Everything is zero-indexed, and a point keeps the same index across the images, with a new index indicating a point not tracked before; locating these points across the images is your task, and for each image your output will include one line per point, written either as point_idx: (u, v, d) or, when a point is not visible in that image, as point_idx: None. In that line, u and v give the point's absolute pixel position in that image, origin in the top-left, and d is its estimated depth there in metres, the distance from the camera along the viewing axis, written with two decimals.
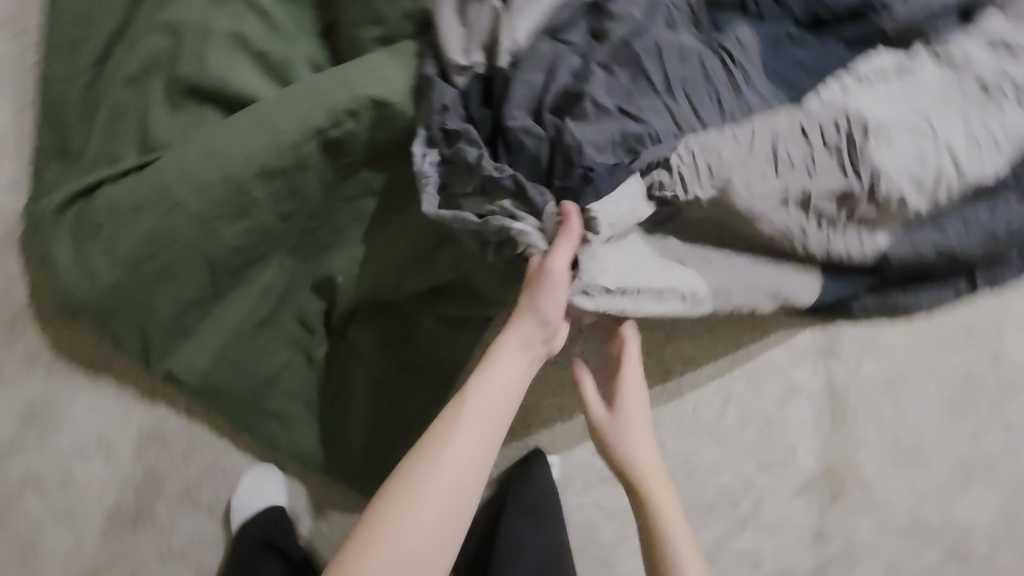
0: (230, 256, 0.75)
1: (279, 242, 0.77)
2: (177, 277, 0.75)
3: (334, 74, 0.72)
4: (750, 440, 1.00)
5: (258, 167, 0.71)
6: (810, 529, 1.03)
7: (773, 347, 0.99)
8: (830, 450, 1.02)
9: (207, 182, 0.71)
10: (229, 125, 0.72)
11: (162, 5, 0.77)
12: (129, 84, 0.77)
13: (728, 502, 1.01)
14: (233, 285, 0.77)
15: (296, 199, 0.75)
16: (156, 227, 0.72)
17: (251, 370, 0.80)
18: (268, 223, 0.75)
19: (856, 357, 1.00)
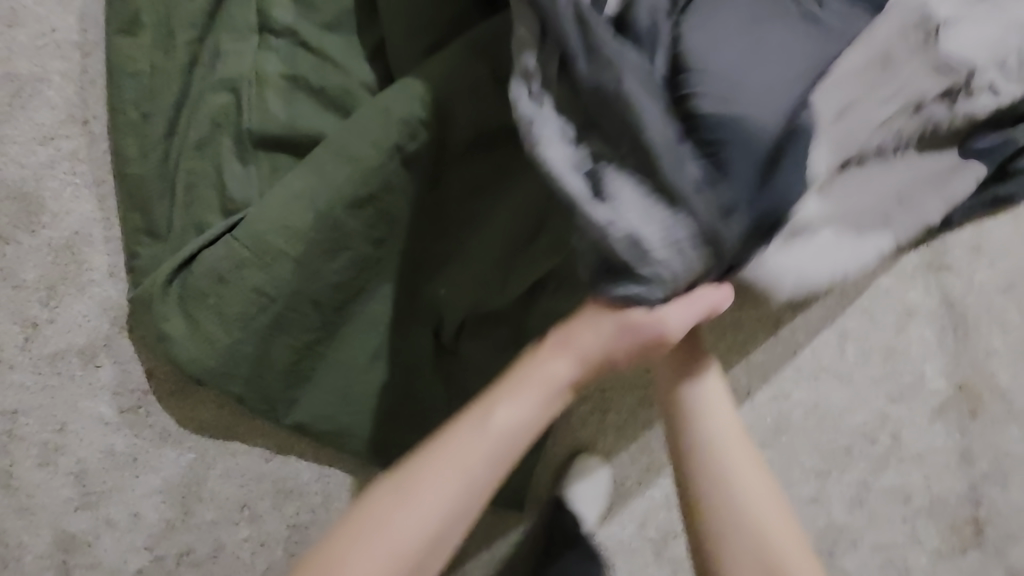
0: (334, 295, 0.73)
1: (378, 271, 0.74)
2: (289, 326, 0.74)
3: (400, 87, 0.70)
4: (876, 374, 0.96)
5: (347, 200, 0.70)
6: (955, 452, 0.98)
7: (880, 274, 0.96)
8: (961, 366, 0.97)
9: (301, 225, 0.71)
10: (310, 165, 0.71)
11: (216, 64, 0.77)
12: (202, 147, 0.76)
13: (866, 441, 0.97)
14: (341, 324, 0.76)
15: (387, 224, 0.72)
16: (261, 281, 0.71)
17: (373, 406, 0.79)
18: (365, 253, 0.73)
19: (968, 266, 0.96)
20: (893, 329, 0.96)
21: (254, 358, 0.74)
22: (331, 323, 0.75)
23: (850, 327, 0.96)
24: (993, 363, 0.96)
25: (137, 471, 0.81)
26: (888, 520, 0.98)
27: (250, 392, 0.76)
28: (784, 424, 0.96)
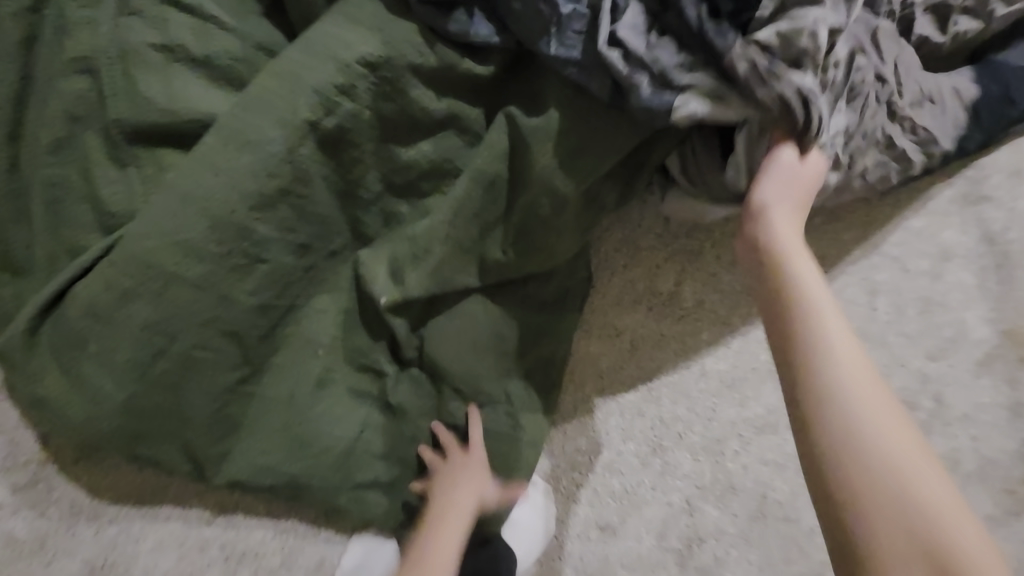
0: (256, 316, 0.58)
1: (306, 279, 0.61)
2: (204, 364, 0.58)
3: (303, 45, 0.54)
4: (913, 330, 0.84)
5: (252, 198, 0.55)
6: (1006, 408, 0.87)
7: (907, 215, 0.83)
8: (1007, 310, 0.85)
9: (194, 236, 0.54)
10: (196, 156, 0.54)
11: (61, 37, 0.59)
12: (60, 149, 0.59)
13: (908, 407, 0.85)
14: (273, 350, 0.61)
15: (311, 221, 0.59)
16: (153, 313, 0.55)
17: (321, 447, 0.64)
18: (287, 261, 0.58)
19: (1008, 194, 0.83)
20: (928, 276, 0.83)
21: (168, 412, 0.59)
22: (259, 357, 0.61)
23: (881, 280, 0.82)
24: None
25: (47, 557, 0.66)
26: None
27: (171, 453, 0.61)
28: None
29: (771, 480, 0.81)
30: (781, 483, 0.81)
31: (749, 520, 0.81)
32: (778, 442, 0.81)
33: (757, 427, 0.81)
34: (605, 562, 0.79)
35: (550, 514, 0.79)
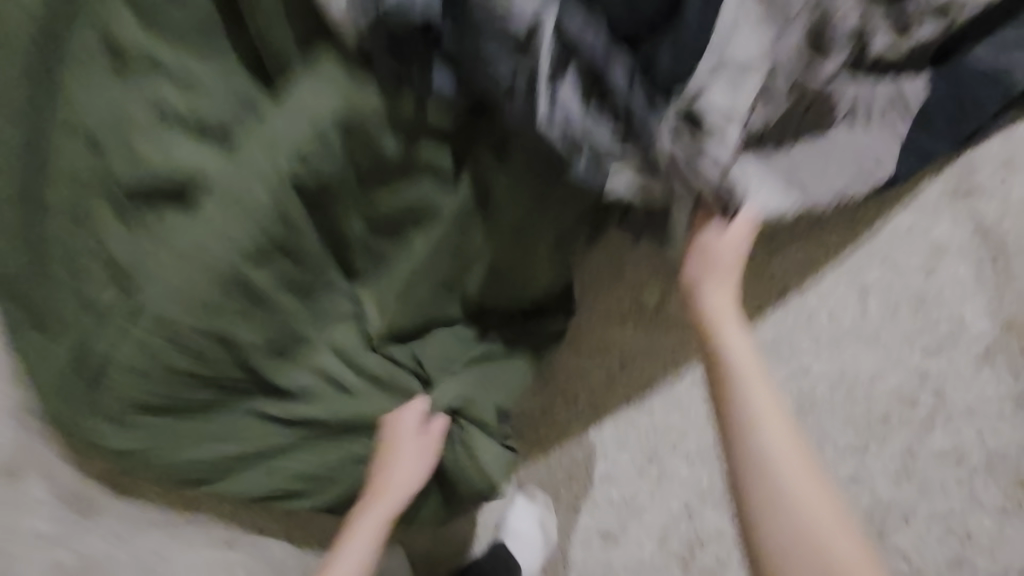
0: (270, 352, 0.66)
1: (311, 313, 0.66)
2: (227, 395, 0.68)
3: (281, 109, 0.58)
4: (908, 327, 0.84)
5: (250, 249, 0.59)
6: (1009, 398, 0.87)
7: (897, 212, 0.82)
8: (1006, 301, 0.84)
9: (204, 283, 0.59)
10: (196, 216, 0.59)
11: (65, 104, 0.64)
12: (72, 214, 0.65)
13: (907, 403, 0.85)
14: (287, 386, 0.68)
15: (307, 267, 0.64)
16: (178, 352, 0.62)
17: (337, 462, 0.70)
18: (294, 301, 0.64)
19: (1000, 183, 0.81)
20: (921, 272, 0.82)
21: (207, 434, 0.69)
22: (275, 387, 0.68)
23: (874, 279, 0.82)
24: None
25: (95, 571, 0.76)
26: (942, 485, 0.88)
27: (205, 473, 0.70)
28: (813, 402, 0.83)
29: None
30: None
31: None
32: None
33: None
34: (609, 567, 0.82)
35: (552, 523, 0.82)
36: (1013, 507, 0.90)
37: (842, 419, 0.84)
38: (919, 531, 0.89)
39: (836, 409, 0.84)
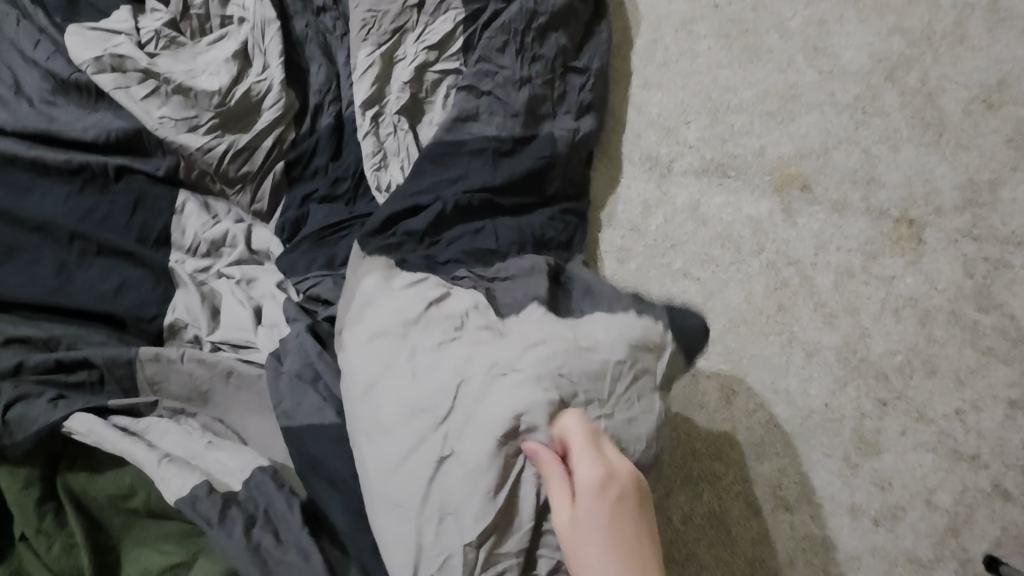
0: (113, 487, 0.75)
1: (93, 480, 0.76)
2: (102, 503, 0.75)
3: (108, 502, 0.75)
4: (728, 254, 1.10)
5: (98, 498, 0.75)
6: (832, 207, 1.11)
7: (650, 219, 1.12)
8: (761, 172, 1.13)
9: (79, 529, 0.73)
10: (58, 528, 0.73)
11: None
12: None
13: (783, 286, 1.09)
14: (99, 482, 0.76)
15: (109, 498, 0.75)
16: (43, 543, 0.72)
17: (120, 490, 0.75)
18: (96, 480, 0.76)
19: (675, 140, 1.15)
20: (697, 224, 1.11)
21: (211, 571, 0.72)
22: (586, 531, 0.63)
23: (685, 259, 1.10)
24: (774, 146, 1.13)
25: None
26: (859, 295, 1.09)
27: (130, 495, 0.75)
28: (736, 350, 1.07)
29: (769, 412, 1.06)
30: (777, 408, 1.06)
31: (784, 448, 1.04)
32: (745, 393, 1.07)
33: (725, 398, 1.07)
34: (753, 565, 0.99)
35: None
36: (911, 256, 1.09)
37: (761, 338, 1.08)
38: (881, 331, 1.08)
39: (752, 337, 1.08)
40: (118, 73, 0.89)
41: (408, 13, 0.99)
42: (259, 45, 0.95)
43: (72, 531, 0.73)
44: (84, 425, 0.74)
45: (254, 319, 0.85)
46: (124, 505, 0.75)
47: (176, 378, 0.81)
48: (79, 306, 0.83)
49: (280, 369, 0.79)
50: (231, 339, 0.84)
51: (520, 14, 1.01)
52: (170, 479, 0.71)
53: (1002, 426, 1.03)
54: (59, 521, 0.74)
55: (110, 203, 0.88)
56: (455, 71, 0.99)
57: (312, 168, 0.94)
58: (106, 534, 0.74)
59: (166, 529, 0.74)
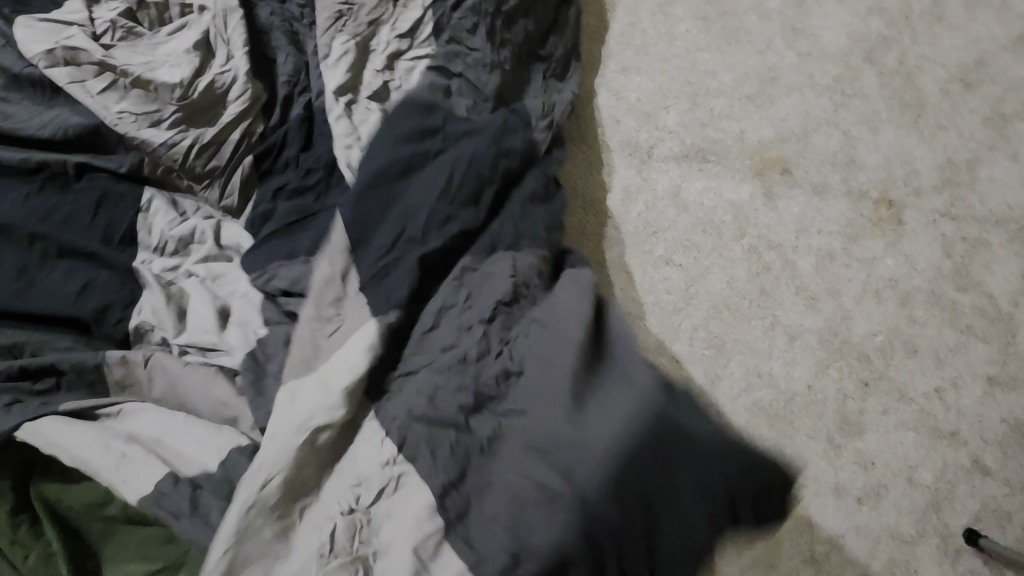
0: (88, 494, 0.74)
1: (68, 489, 0.74)
2: (78, 512, 0.73)
3: (84, 511, 0.73)
4: (711, 241, 1.09)
5: (74, 505, 0.73)
6: (813, 190, 1.11)
7: (632, 206, 1.11)
8: (742, 156, 1.12)
9: (56, 539, 0.71)
10: (34, 539, 0.71)
11: None
12: None
13: (765, 270, 1.09)
14: (73, 490, 0.74)
15: (86, 505, 0.73)
16: (19, 556, 0.70)
17: (96, 497, 0.73)
18: (70, 488, 0.74)
19: (655, 125, 1.14)
20: (679, 210, 1.10)
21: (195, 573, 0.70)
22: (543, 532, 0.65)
23: (667, 247, 1.09)
24: (754, 130, 1.13)
25: None
26: (840, 278, 1.09)
27: (105, 502, 0.73)
28: (719, 336, 1.07)
29: (754, 397, 1.06)
30: (761, 393, 1.06)
31: (769, 432, 1.05)
32: (730, 378, 1.06)
33: (710, 384, 1.07)
34: (739, 548, 1.00)
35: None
36: (891, 237, 1.10)
37: (744, 322, 1.08)
38: (862, 313, 1.08)
39: (735, 323, 1.08)
40: (73, 67, 0.86)
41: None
42: (222, 35, 0.92)
43: (49, 542, 0.71)
44: (35, 430, 0.72)
45: (222, 320, 0.83)
46: (101, 513, 0.73)
47: (145, 383, 0.79)
48: (43, 310, 0.80)
49: (257, 369, 0.78)
50: (202, 340, 0.81)
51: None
52: (128, 479, 0.70)
53: (981, 402, 1.04)
54: (35, 532, 0.72)
55: (72, 203, 0.85)
56: (427, 55, 0.95)
57: (282, 160, 0.91)
58: (86, 543, 0.73)
59: (145, 534, 0.72)
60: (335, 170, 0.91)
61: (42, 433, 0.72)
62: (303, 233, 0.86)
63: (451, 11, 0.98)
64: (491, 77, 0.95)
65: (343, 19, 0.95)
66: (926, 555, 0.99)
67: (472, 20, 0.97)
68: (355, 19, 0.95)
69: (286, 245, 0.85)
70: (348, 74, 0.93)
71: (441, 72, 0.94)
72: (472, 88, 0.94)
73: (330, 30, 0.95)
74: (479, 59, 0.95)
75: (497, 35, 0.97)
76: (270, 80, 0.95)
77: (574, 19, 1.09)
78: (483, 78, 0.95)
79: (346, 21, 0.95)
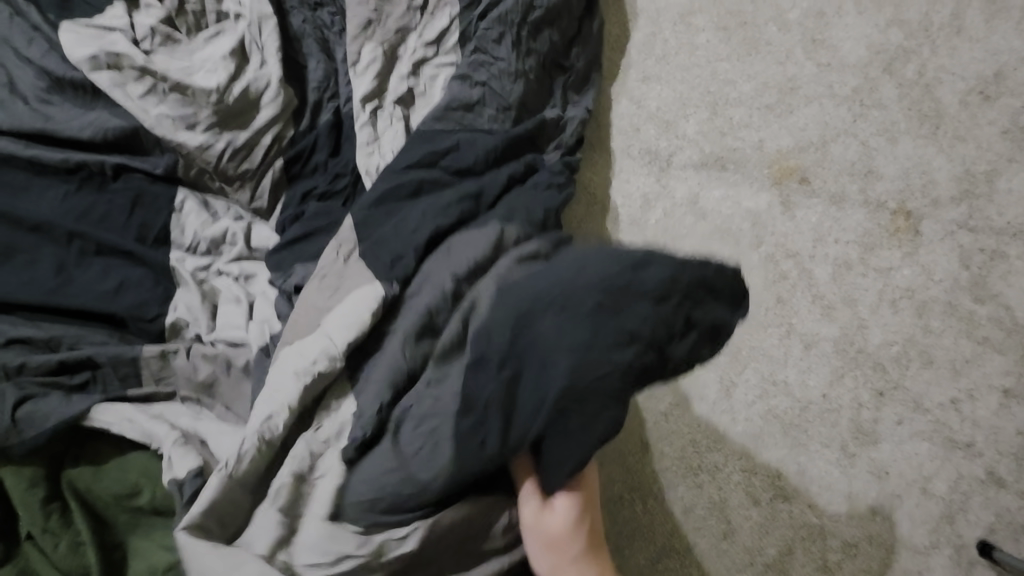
0: (116, 485, 0.76)
1: (96, 480, 0.76)
2: (107, 502, 0.76)
3: (113, 502, 0.76)
4: (728, 249, 1.10)
5: (102, 496, 0.76)
6: (830, 200, 1.11)
7: (649, 213, 1.12)
8: (760, 165, 1.13)
9: (85, 528, 0.73)
10: (65, 528, 0.73)
11: None
12: None
13: (781, 279, 1.10)
14: (102, 481, 0.76)
15: (115, 496, 0.76)
16: (50, 542, 0.72)
17: (123, 489, 0.76)
18: (99, 480, 0.76)
19: (673, 133, 1.15)
20: (697, 218, 1.12)
21: None
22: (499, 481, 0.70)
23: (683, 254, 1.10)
24: (773, 139, 1.14)
25: None
26: (857, 287, 1.10)
27: (133, 493, 0.76)
28: (734, 342, 1.08)
29: (769, 404, 1.07)
30: (776, 400, 1.07)
31: (783, 439, 1.06)
32: (745, 384, 1.08)
33: (725, 389, 1.08)
34: (751, 554, 1.01)
35: None
36: (908, 248, 1.10)
37: (759, 330, 1.09)
38: (878, 322, 1.09)
39: (750, 330, 1.09)
40: (115, 71, 0.89)
41: (406, 7, 0.99)
42: (256, 42, 0.94)
43: (79, 530, 0.74)
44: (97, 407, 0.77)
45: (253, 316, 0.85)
46: (129, 504, 0.76)
47: (182, 375, 0.81)
48: (80, 305, 0.82)
49: None
50: (233, 337, 0.84)
51: (520, 9, 1.00)
52: (175, 462, 0.73)
53: (996, 414, 1.04)
54: (65, 521, 0.74)
55: (108, 202, 0.88)
56: (452, 64, 0.98)
57: (311, 164, 0.94)
58: (115, 531, 0.75)
59: (172, 525, 0.75)
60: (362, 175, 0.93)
61: (109, 411, 0.77)
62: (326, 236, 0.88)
63: (478, 19, 1.00)
64: (515, 85, 0.97)
65: (373, 26, 0.97)
66: (937, 566, 0.99)
67: (498, 28, 0.99)
68: (383, 25, 0.97)
69: (310, 249, 0.88)
70: (377, 81, 0.95)
71: (467, 80, 0.96)
72: (496, 96, 0.97)
73: (360, 36, 0.97)
74: (504, 67, 0.98)
75: (522, 44, 1.00)
76: (300, 85, 0.97)
77: (596, 29, 1.11)
78: (508, 86, 0.97)
79: (375, 27, 0.97)
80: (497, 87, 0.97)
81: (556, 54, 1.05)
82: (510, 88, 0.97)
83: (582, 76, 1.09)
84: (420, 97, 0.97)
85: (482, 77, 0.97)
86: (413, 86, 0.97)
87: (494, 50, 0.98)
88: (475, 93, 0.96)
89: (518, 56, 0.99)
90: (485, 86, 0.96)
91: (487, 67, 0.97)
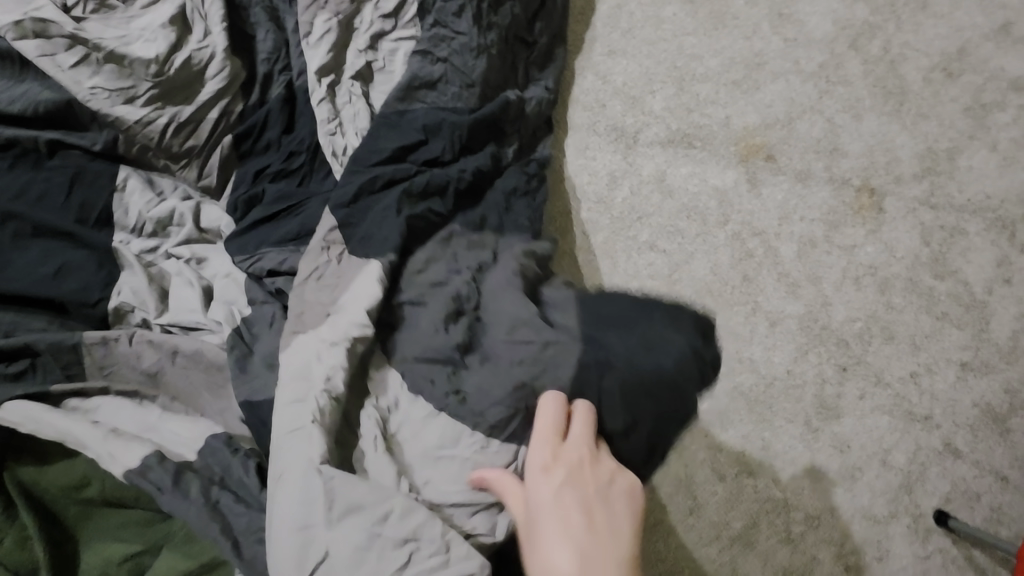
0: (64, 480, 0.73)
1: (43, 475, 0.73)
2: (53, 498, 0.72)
3: (60, 496, 0.72)
4: (696, 227, 1.10)
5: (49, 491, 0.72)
6: (795, 177, 1.11)
7: (617, 192, 1.11)
8: (727, 142, 1.12)
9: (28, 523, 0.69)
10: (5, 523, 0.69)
11: None
12: None
13: (747, 257, 1.10)
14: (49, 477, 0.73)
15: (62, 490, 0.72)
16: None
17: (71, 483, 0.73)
18: (46, 474, 0.73)
19: (640, 110, 1.13)
20: (665, 196, 1.11)
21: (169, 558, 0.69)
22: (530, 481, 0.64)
23: (651, 232, 1.09)
24: (740, 116, 1.13)
25: None
26: (821, 265, 1.10)
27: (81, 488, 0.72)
28: None
29: (735, 382, 1.08)
30: (742, 377, 1.08)
31: (749, 416, 1.07)
32: None
33: None
34: (718, 528, 1.02)
35: (665, 552, 1.01)
36: (872, 225, 1.11)
37: (727, 308, 1.08)
38: (842, 299, 1.10)
39: (718, 309, 1.08)
40: (42, 39, 0.83)
41: None
42: (198, 11, 0.89)
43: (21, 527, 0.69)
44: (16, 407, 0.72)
45: (204, 299, 0.82)
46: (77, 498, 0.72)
47: (128, 362, 0.78)
48: (15, 291, 0.78)
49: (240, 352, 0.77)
50: (186, 322, 0.81)
51: None
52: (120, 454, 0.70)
53: (954, 387, 1.07)
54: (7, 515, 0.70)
55: (44, 181, 0.83)
56: (411, 37, 0.95)
57: (263, 141, 0.90)
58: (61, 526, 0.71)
59: (123, 520, 0.72)
60: (319, 153, 0.90)
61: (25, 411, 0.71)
62: (285, 218, 0.85)
63: None
64: (478, 59, 0.94)
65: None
66: (896, 534, 1.02)
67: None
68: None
69: (268, 229, 0.85)
70: (331, 53, 0.91)
71: (425, 53, 0.93)
72: (458, 70, 0.93)
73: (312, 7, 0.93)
74: (464, 40, 0.94)
75: (484, 17, 0.96)
76: (248, 57, 0.93)
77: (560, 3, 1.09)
78: (470, 61, 0.94)
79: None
80: (458, 60, 0.93)
81: (519, 28, 1.02)
82: (472, 62, 0.94)
83: (546, 51, 1.06)
84: (378, 71, 0.93)
85: (441, 50, 0.93)
86: (370, 59, 0.93)
87: (453, 22, 0.95)
88: (435, 67, 0.92)
89: (479, 29, 0.95)
90: (446, 60, 0.93)
91: (447, 39, 0.94)
